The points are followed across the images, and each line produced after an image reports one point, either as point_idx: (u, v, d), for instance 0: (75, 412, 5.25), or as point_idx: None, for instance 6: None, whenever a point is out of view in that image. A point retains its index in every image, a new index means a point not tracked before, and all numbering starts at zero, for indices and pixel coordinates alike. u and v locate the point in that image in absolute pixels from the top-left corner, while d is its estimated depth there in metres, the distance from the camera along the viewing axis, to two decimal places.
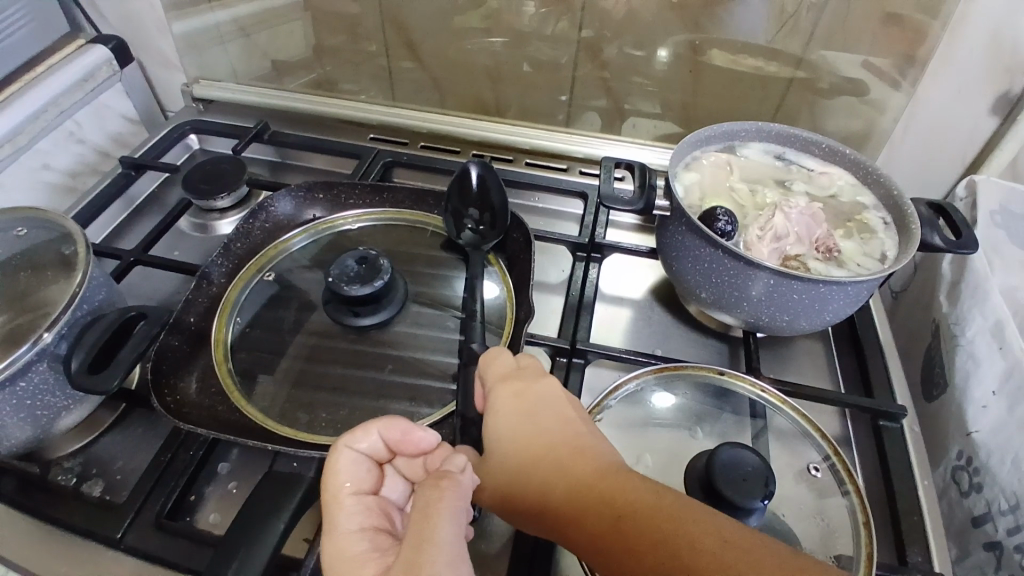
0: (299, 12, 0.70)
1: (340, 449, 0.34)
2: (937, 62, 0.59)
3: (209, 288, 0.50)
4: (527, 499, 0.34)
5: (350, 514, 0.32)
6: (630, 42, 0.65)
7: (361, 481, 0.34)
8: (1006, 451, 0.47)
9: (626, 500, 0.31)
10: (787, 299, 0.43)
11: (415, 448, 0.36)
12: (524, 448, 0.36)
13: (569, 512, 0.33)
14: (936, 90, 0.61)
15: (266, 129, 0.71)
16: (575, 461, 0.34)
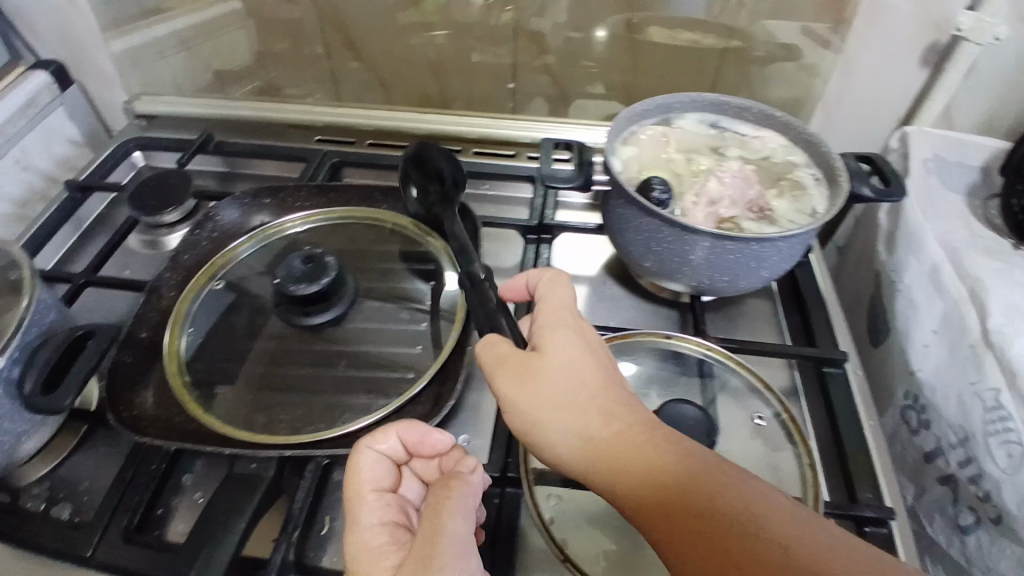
0: (243, 19, 0.71)
1: (361, 450, 0.36)
2: (862, 23, 0.61)
3: (159, 302, 0.50)
4: (586, 413, 0.34)
5: (370, 510, 0.35)
6: (568, 26, 0.66)
7: (382, 479, 0.36)
8: (945, 388, 0.49)
9: (675, 462, 0.32)
10: (726, 260, 0.45)
11: (432, 450, 0.38)
12: (589, 369, 0.36)
13: (611, 454, 0.33)
14: (867, 51, 0.63)
15: (210, 140, 0.70)
16: (620, 396, 0.35)
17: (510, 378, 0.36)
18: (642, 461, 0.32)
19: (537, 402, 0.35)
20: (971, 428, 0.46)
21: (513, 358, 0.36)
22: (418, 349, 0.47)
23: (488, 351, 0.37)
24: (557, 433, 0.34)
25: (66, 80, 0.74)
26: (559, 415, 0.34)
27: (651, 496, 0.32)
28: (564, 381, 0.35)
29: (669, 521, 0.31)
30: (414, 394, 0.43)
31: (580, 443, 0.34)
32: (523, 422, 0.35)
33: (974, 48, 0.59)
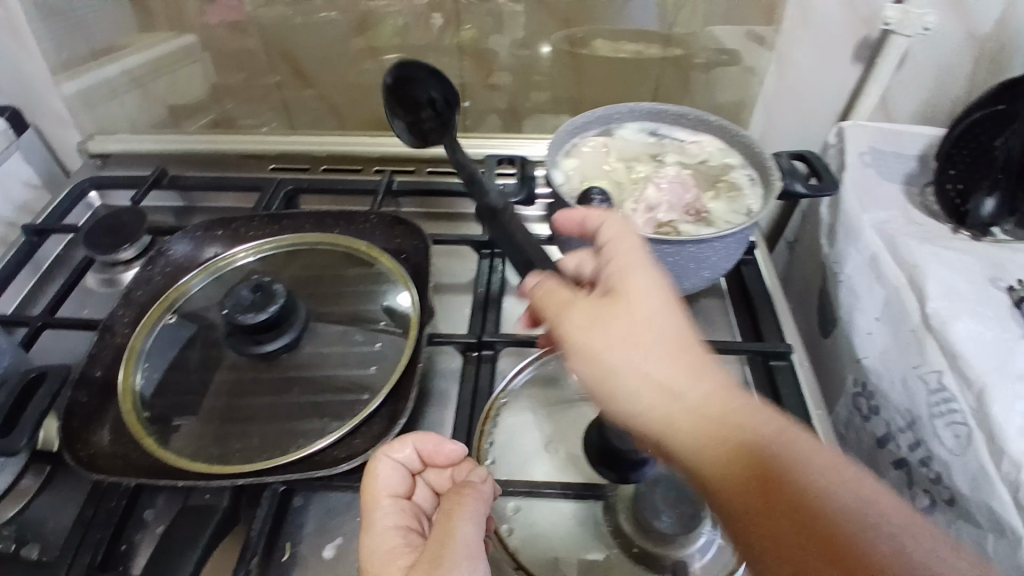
0: (197, 53, 0.72)
1: (379, 458, 0.38)
2: (793, 21, 0.63)
3: (113, 339, 0.50)
4: (667, 371, 0.32)
5: (386, 514, 0.36)
6: (513, 44, 0.68)
7: (398, 486, 0.38)
8: (892, 372, 0.49)
9: (761, 438, 0.30)
10: (667, 264, 0.46)
11: (445, 459, 0.39)
12: (671, 324, 0.34)
13: (684, 416, 0.31)
14: (802, 48, 0.65)
15: (164, 174, 0.70)
16: (694, 352, 0.33)
17: (578, 326, 0.35)
18: (716, 428, 0.31)
19: (608, 353, 0.33)
20: (916, 410, 0.47)
21: (581, 307, 0.35)
22: (372, 370, 0.47)
23: (551, 296, 0.36)
24: (626, 387, 0.33)
25: (21, 125, 0.73)
26: (630, 369, 0.33)
27: (727, 466, 0.30)
28: (636, 333, 0.33)
29: (746, 496, 0.29)
30: (367, 414, 0.43)
31: (653, 398, 0.32)
32: (592, 373, 0.34)
33: (902, 40, 0.61)
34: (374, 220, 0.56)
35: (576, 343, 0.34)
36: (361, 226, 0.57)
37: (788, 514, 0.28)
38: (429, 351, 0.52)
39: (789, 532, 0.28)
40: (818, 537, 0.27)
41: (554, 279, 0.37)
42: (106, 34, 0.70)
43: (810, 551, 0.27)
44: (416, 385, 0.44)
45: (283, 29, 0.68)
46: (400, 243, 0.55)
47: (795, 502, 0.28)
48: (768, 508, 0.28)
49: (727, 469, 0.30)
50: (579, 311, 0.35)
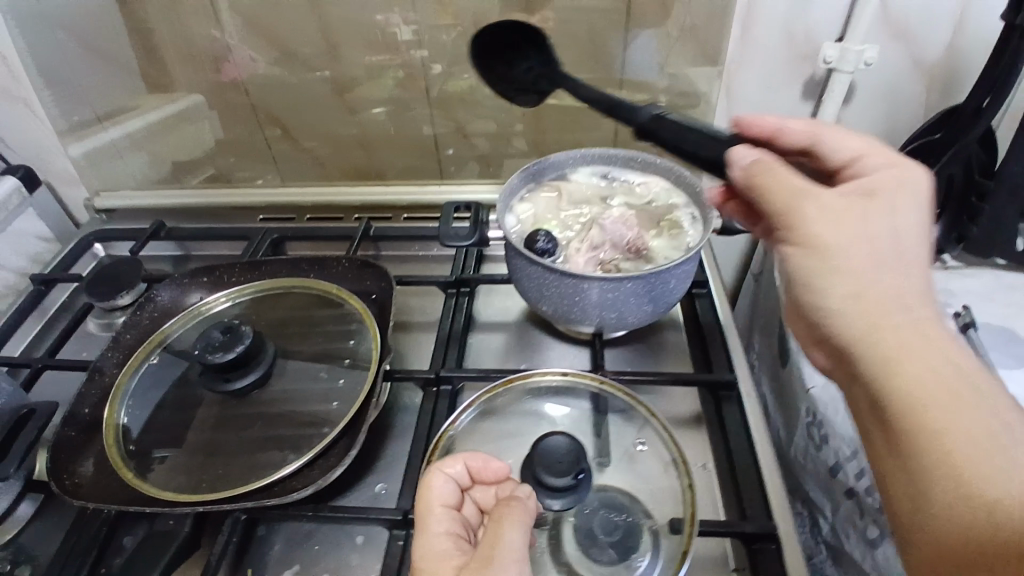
0: (204, 111, 0.79)
1: (434, 471, 0.41)
2: (735, 59, 0.67)
3: (102, 379, 0.54)
4: (885, 288, 0.33)
5: (439, 520, 0.39)
6: (479, 96, 0.73)
7: (451, 498, 0.40)
8: (835, 401, 0.51)
9: (962, 381, 0.30)
10: (608, 298, 0.49)
11: (492, 477, 0.42)
12: (899, 256, 0.34)
13: (890, 323, 0.32)
14: (756, 83, 0.69)
15: (162, 227, 0.75)
16: (918, 282, 0.34)
17: (823, 203, 0.37)
18: (924, 346, 0.31)
19: (835, 240, 0.35)
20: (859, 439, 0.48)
21: (828, 193, 0.37)
22: (333, 406, 0.50)
23: (776, 178, 0.39)
24: (837, 286, 0.34)
25: (33, 184, 0.77)
26: (852, 267, 0.34)
27: (925, 381, 0.30)
28: (864, 234, 0.35)
29: (936, 411, 0.29)
30: (324, 447, 0.46)
31: (865, 300, 0.33)
32: (811, 259, 0.36)
33: (845, 76, 0.64)
34: (345, 264, 0.61)
35: (798, 223, 0.37)
36: (333, 270, 0.61)
37: (975, 439, 0.28)
38: (393, 388, 0.55)
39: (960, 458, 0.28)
40: (987, 475, 0.27)
41: (776, 159, 0.40)
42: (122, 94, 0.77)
43: (979, 473, 0.27)
44: (371, 417, 0.47)
45: (282, 86, 0.75)
46: (369, 285, 0.59)
47: (986, 432, 0.28)
48: (949, 430, 0.29)
49: (925, 382, 0.30)
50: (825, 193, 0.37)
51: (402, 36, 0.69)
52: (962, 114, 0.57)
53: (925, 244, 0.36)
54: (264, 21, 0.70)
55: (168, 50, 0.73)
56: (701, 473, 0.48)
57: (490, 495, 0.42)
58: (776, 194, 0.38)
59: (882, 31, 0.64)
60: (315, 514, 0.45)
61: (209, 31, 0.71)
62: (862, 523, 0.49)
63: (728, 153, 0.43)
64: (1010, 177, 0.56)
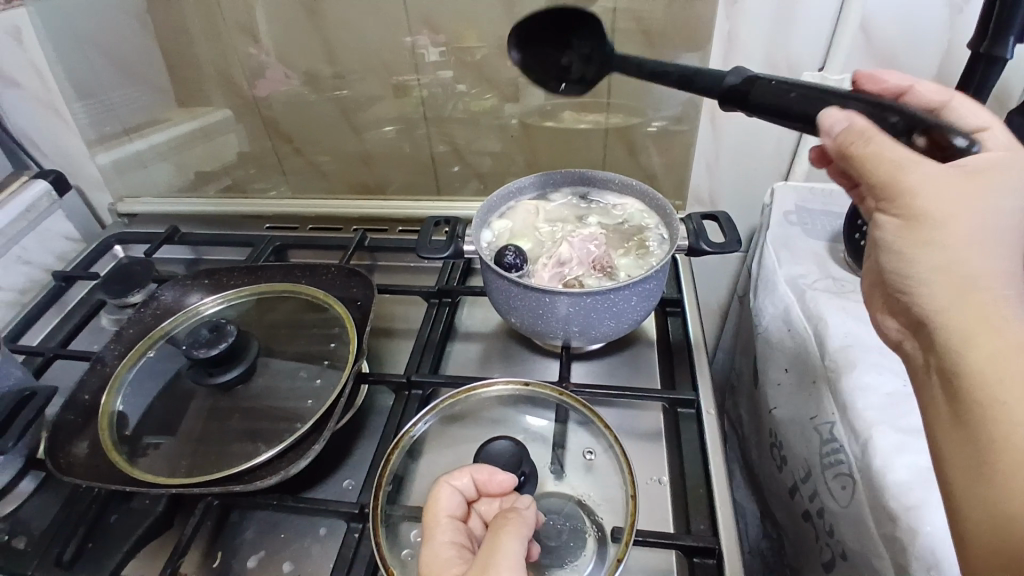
0: (231, 125, 0.84)
1: (441, 483, 0.43)
2: None
3: (103, 369, 0.58)
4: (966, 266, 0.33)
5: (445, 531, 0.41)
6: (475, 114, 0.77)
7: (456, 509, 0.42)
8: (794, 422, 0.51)
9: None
10: (572, 314, 0.51)
11: (497, 489, 0.44)
12: (998, 230, 0.33)
13: (978, 297, 0.32)
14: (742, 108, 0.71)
15: (175, 232, 0.81)
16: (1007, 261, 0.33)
17: (920, 175, 0.34)
18: (1007, 322, 0.31)
19: (934, 210, 0.33)
20: (812, 462, 0.48)
21: (931, 166, 0.34)
22: (307, 403, 0.53)
23: (876, 149, 0.35)
24: (928, 257, 0.34)
25: (63, 187, 0.83)
26: (947, 241, 0.33)
27: (999, 357, 0.30)
28: (966, 211, 0.33)
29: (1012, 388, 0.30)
30: (293, 441, 0.49)
31: (952, 279, 0.33)
32: (902, 229, 0.35)
33: None
34: (334, 271, 0.65)
35: (889, 198, 0.35)
36: (323, 277, 0.66)
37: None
38: (369, 390, 0.58)
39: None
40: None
41: (873, 126, 0.35)
42: (153, 107, 0.83)
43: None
44: (338, 415, 0.50)
45: (300, 104, 0.80)
46: (354, 293, 0.63)
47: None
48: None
49: (996, 359, 0.31)
50: (927, 164, 0.34)
51: (430, 56, 0.72)
52: None
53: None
54: (294, 43, 0.74)
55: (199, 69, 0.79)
56: (655, 487, 0.49)
57: (493, 506, 0.44)
58: (874, 165, 0.35)
59: (868, 62, 0.65)
60: (280, 504, 0.47)
61: (230, 49, 0.76)
62: (816, 546, 0.49)
63: (819, 118, 0.37)
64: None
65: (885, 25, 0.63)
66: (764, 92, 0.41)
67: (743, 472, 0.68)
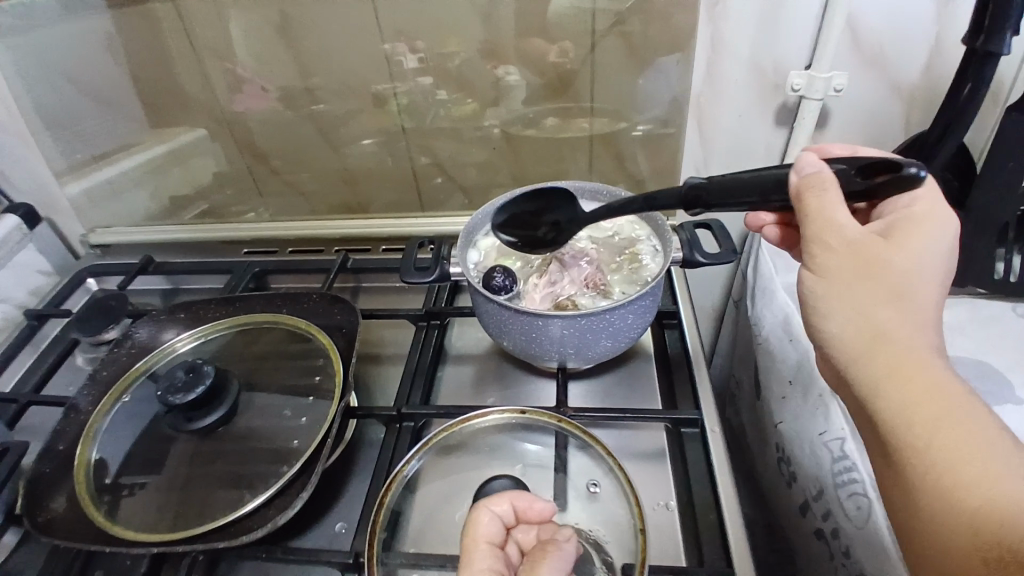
0: (208, 143, 0.80)
1: (481, 508, 0.42)
2: (703, 93, 0.67)
3: (77, 417, 0.55)
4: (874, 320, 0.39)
5: (483, 557, 0.40)
6: (460, 127, 0.74)
7: (496, 536, 0.42)
8: (801, 437, 0.49)
9: (926, 405, 0.35)
10: (567, 335, 0.49)
11: (537, 516, 0.44)
12: (899, 285, 0.40)
13: (889, 347, 0.38)
14: (731, 114, 0.68)
15: (150, 262, 0.79)
16: (906, 312, 0.39)
17: (845, 235, 0.41)
18: (917, 367, 0.37)
19: (849, 272, 0.41)
20: (824, 480, 0.46)
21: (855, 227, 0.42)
22: (293, 444, 0.50)
23: (820, 203, 0.42)
24: (840, 316, 0.41)
25: (34, 221, 0.80)
26: (860, 295, 0.40)
27: (913, 396, 0.36)
28: (884, 270, 0.40)
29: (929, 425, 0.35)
30: (280, 487, 0.46)
31: (864, 325, 0.39)
32: (827, 284, 0.41)
33: (814, 104, 0.64)
34: (316, 299, 0.63)
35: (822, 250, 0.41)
36: (305, 305, 0.63)
37: (955, 449, 0.34)
38: (358, 423, 0.56)
39: (955, 459, 0.34)
40: (966, 475, 0.33)
41: (833, 179, 0.42)
42: (125, 133, 0.80)
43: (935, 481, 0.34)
44: (325, 457, 0.47)
45: (277, 122, 0.77)
46: (338, 321, 0.60)
47: (971, 442, 0.34)
48: (946, 440, 0.34)
49: (912, 397, 0.36)
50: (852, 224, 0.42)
51: (409, 64, 0.69)
52: (928, 141, 0.56)
53: (927, 272, 0.40)
54: (272, 58, 0.71)
55: (170, 91, 0.75)
56: (662, 513, 0.47)
57: (530, 534, 0.43)
58: (817, 218, 0.42)
59: (855, 61, 0.64)
60: (268, 557, 0.45)
61: (204, 70, 0.73)
62: (830, 564, 0.47)
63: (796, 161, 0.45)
64: (982, 208, 0.58)
65: (871, 24, 0.61)
66: (719, 183, 0.47)
67: (746, 483, 0.66)
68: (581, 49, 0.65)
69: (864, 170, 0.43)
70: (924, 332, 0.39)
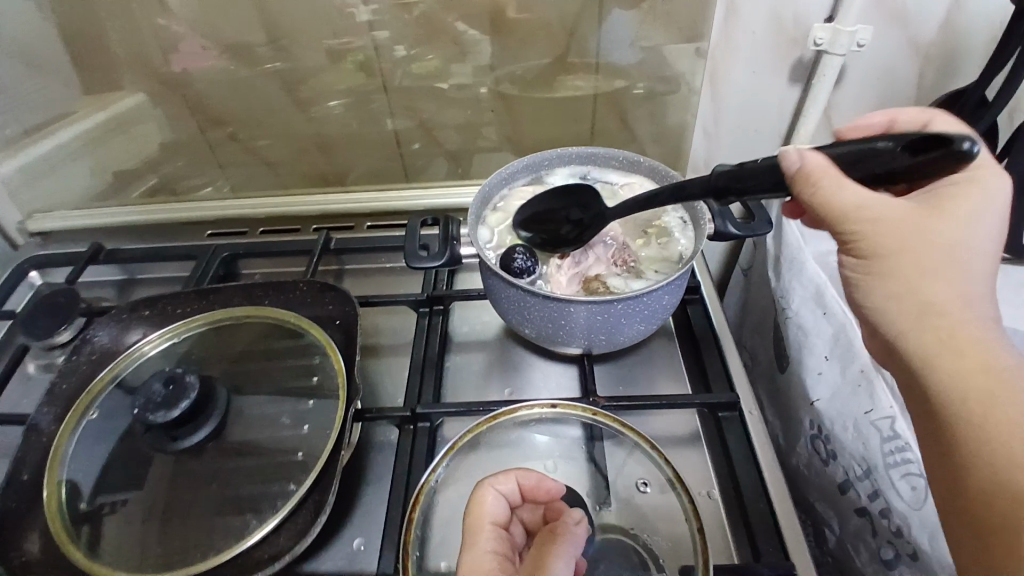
0: (150, 110, 0.71)
1: (484, 487, 0.40)
2: (719, 46, 0.64)
3: (40, 439, 0.48)
4: (920, 294, 0.36)
5: (486, 540, 0.39)
6: (447, 88, 0.67)
7: (501, 516, 0.40)
8: (843, 416, 0.47)
9: (969, 385, 0.33)
10: (598, 321, 0.45)
11: (546, 494, 0.41)
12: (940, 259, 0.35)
13: (938, 320, 0.35)
14: (745, 69, 0.65)
15: (101, 249, 0.70)
16: (954, 284, 0.35)
17: (869, 214, 0.36)
18: (969, 343, 0.34)
19: (887, 249, 0.36)
20: (873, 459, 0.44)
21: (881, 204, 0.36)
22: (298, 456, 0.45)
23: (829, 187, 0.36)
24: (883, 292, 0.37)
25: None
26: (898, 273, 0.36)
27: (956, 374, 0.34)
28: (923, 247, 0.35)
29: (973, 403, 0.33)
30: (292, 508, 0.41)
31: (910, 305, 0.36)
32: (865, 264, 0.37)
33: (836, 59, 0.60)
34: (304, 288, 0.57)
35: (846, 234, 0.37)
36: (291, 295, 0.57)
37: (998, 432, 0.32)
38: (365, 425, 0.50)
39: (995, 437, 0.32)
40: (1007, 459, 0.31)
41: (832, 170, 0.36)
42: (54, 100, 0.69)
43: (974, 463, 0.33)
44: (341, 469, 0.42)
45: (230, 84, 0.68)
46: (331, 312, 0.55)
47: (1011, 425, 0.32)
48: (987, 417, 0.33)
49: (956, 374, 0.34)
50: (875, 202, 0.36)
51: (361, 16, 0.62)
52: (966, 103, 0.53)
53: (981, 235, 0.36)
54: (209, 13, 0.62)
55: (102, 49, 0.65)
56: (704, 502, 0.45)
57: (537, 513, 0.41)
58: (824, 210, 0.36)
59: (878, 16, 0.60)
60: None
61: (146, 23, 0.63)
62: (875, 542, 0.46)
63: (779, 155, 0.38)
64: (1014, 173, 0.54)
65: None
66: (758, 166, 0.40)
67: None
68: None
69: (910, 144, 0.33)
70: (975, 304, 0.35)
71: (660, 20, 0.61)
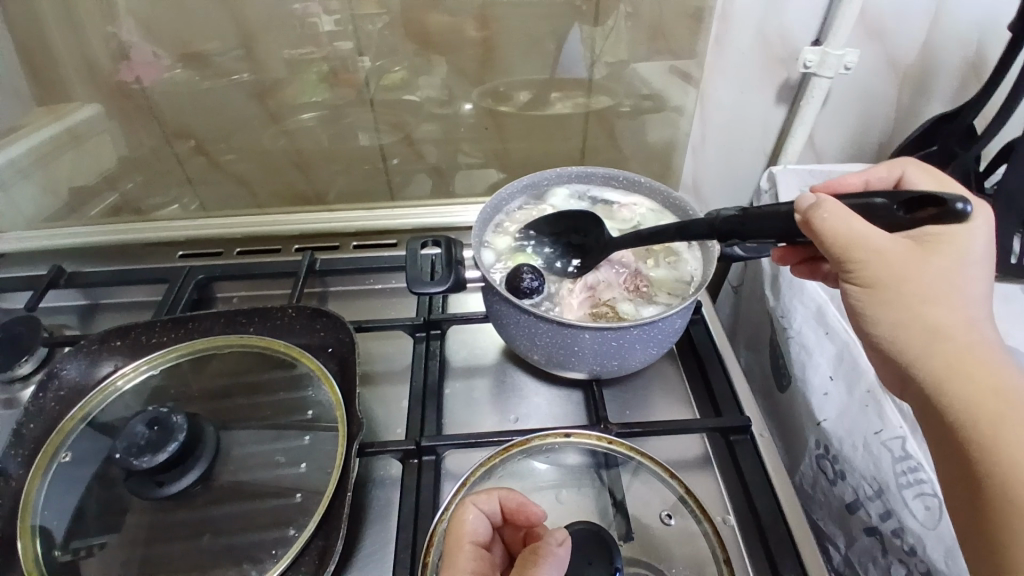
0: (105, 122, 0.65)
1: (466, 504, 0.37)
2: (711, 66, 0.65)
3: (7, 486, 0.43)
4: (922, 320, 0.35)
5: (466, 557, 0.35)
6: (434, 102, 0.65)
7: (483, 536, 0.37)
8: (851, 435, 0.48)
9: (976, 406, 0.32)
10: (611, 346, 0.44)
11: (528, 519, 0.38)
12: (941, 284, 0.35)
13: (943, 345, 0.35)
14: (734, 89, 0.67)
15: (62, 273, 0.65)
16: (954, 310, 0.35)
17: (873, 245, 0.35)
18: (975, 364, 0.34)
19: (890, 277, 0.35)
20: (885, 478, 0.45)
21: (883, 235, 0.36)
22: (298, 498, 0.42)
23: (836, 219, 0.35)
24: (885, 321, 0.36)
25: None
26: (902, 303, 0.35)
27: (966, 394, 0.33)
28: (924, 273, 0.35)
29: (983, 422, 0.32)
30: (294, 557, 0.38)
31: (917, 331, 0.35)
32: (864, 294, 0.37)
33: (824, 81, 0.63)
34: (292, 313, 0.53)
35: (850, 267, 0.36)
36: (277, 321, 0.54)
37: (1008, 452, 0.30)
38: (364, 459, 0.48)
39: (1004, 455, 0.31)
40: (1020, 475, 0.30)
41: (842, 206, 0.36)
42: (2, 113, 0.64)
43: (984, 483, 0.31)
44: (347, 510, 0.40)
45: (192, 94, 0.63)
46: (323, 338, 0.52)
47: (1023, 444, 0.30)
48: (998, 436, 0.31)
49: (964, 395, 0.33)
50: (876, 233, 0.35)
51: (326, 26, 0.59)
52: (959, 127, 0.57)
53: (977, 263, 0.36)
54: (165, 20, 0.58)
55: (46, 56, 0.60)
56: (722, 528, 0.44)
57: (518, 536, 0.39)
58: (833, 245, 0.35)
59: (859, 36, 0.62)
60: None
61: (102, 30, 0.59)
62: (885, 561, 0.46)
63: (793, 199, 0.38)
64: (1011, 191, 0.56)
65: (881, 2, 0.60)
66: (756, 214, 0.40)
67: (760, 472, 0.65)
68: (555, 5, 0.58)
69: (907, 202, 0.35)
70: (975, 332, 0.35)
71: (642, 34, 0.61)
